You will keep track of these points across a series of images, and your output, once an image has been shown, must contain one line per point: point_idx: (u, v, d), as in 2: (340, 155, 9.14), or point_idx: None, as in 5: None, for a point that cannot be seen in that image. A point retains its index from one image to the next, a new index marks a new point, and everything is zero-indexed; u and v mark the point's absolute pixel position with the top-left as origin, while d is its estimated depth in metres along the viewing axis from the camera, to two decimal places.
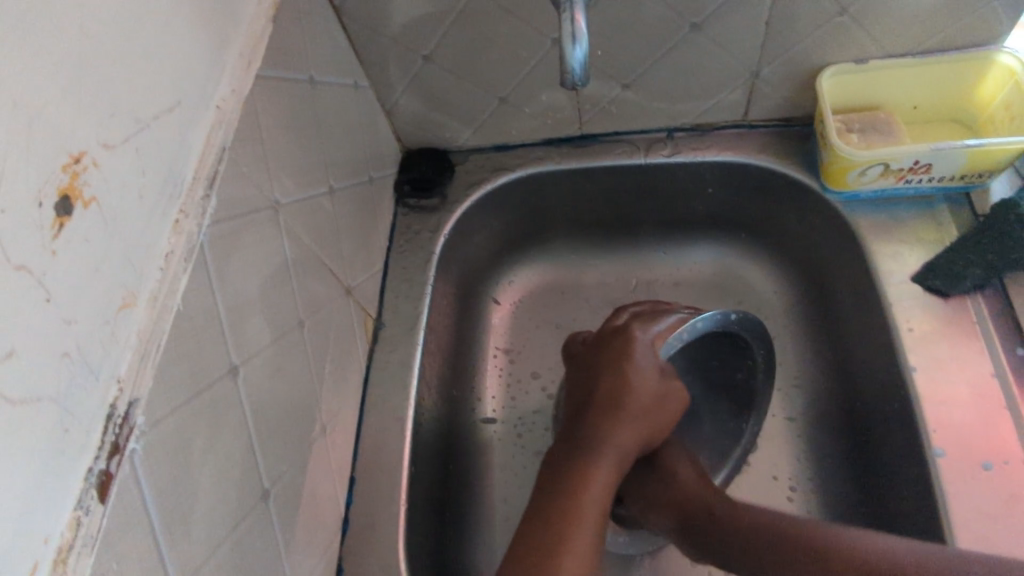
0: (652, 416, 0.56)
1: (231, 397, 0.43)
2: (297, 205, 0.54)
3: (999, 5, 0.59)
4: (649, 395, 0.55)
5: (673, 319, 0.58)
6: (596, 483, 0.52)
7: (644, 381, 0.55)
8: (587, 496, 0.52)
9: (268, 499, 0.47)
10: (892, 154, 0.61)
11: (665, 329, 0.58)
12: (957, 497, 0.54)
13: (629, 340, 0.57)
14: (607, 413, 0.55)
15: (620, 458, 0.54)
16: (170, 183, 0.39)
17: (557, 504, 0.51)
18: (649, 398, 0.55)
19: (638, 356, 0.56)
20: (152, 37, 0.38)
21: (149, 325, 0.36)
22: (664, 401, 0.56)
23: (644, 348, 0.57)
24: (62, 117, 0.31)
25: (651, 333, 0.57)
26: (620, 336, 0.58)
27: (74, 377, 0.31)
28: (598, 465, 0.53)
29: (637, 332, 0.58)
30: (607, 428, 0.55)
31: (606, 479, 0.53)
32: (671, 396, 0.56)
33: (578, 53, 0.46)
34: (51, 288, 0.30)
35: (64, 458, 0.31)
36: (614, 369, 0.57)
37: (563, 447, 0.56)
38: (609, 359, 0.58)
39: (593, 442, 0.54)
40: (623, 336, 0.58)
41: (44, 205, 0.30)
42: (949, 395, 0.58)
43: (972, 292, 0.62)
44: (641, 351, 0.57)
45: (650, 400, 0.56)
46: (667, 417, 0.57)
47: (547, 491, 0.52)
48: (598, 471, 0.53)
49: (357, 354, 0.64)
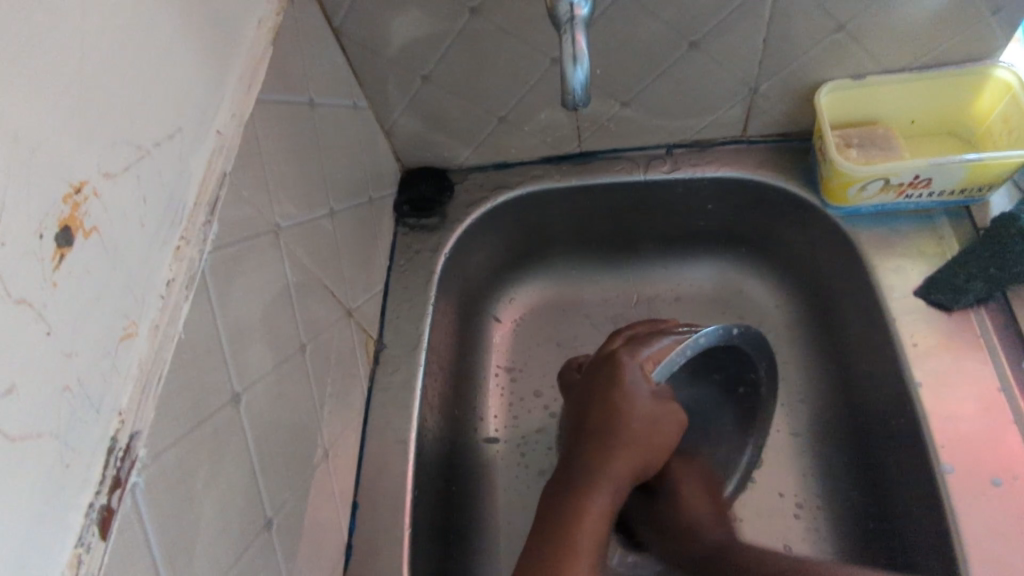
0: (647, 442, 0.55)
1: (233, 425, 0.42)
2: (298, 228, 0.54)
3: (995, 21, 0.59)
4: (641, 421, 0.55)
5: (667, 341, 0.57)
6: (592, 518, 0.52)
7: (636, 407, 0.55)
8: (582, 531, 0.51)
9: (271, 528, 0.46)
10: (892, 169, 0.62)
11: (656, 352, 0.57)
12: (966, 513, 0.53)
13: (617, 366, 0.57)
14: (600, 443, 0.55)
15: (616, 489, 0.54)
16: (172, 210, 0.39)
17: (551, 540, 0.51)
18: (643, 424, 0.55)
19: (627, 381, 0.56)
20: (153, 64, 0.38)
21: (151, 355, 0.36)
22: (657, 425, 0.55)
23: (634, 373, 0.56)
24: (62, 147, 0.31)
25: (638, 358, 0.57)
26: (608, 363, 0.58)
27: (75, 410, 0.31)
28: (592, 497, 0.53)
29: (624, 357, 0.57)
30: (600, 461, 0.54)
31: (601, 513, 0.52)
32: (664, 420, 0.55)
33: (580, 74, 0.47)
34: (52, 321, 0.30)
35: (64, 494, 0.30)
36: (604, 396, 0.56)
37: (559, 480, 0.55)
38: (599, 387, 0.57)
39: (587, 475, 0.54)
40: (610, 362, 0.57)
41: (44, 237, 0.30)
42: (955, 411, 0.58)
43: (975, 305, 0.62)
44: (631, 375, 0.56)
45: (643, 426, 0.55)
46: (665, 441, 0.56)
47: (542, 529, 0.52)
48: (593, 505, 0.52)
49: (359, 377, 0.64)
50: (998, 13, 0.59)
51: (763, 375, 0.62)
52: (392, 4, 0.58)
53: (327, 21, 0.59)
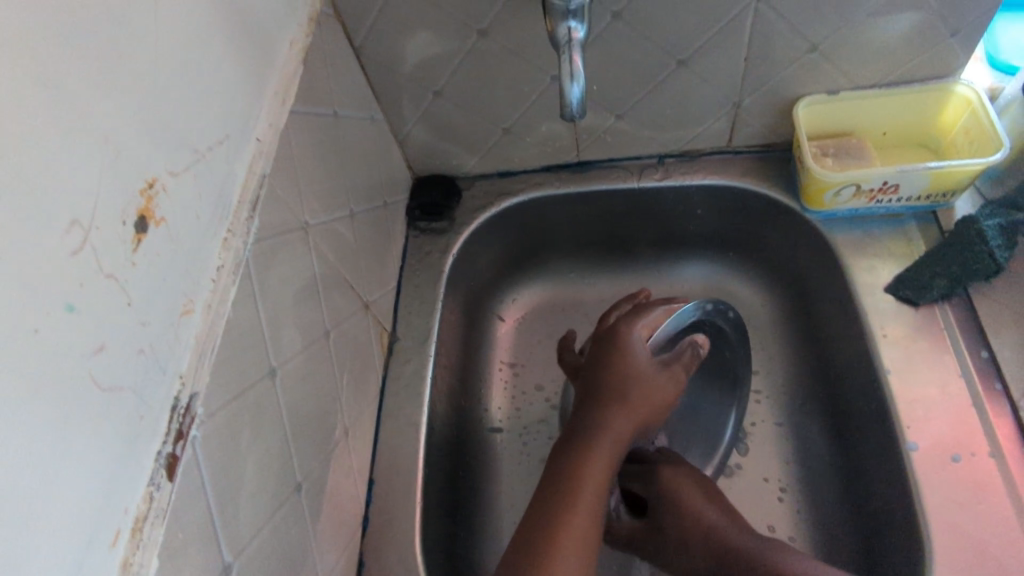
0: (647, 397, 0.60)
1: (270, 396, 0.48)
2: (323, 226, 0.60)
3: (953, 42, 0.66)
4: (645, 377, 0.60)
5: (659, 312, 0.64)
6: (600, 460, 0.56)
7: (639, 365, 0.61)
8: (592, 470, 0.55)
9: (300, 492, 0.51)
10: (863, 175, 0.67)
11: (652, 321, 0.63)
12: (928, 486, 0.58)
13: (619, 333, 0.63)
14: (607, 397, 0.60)
15: (622, 437, 0.58)
16: (221, 206, 0.45)
17: (563, 479, 0.55)
18: (647, 380, 0.60)
19: (629, 344, 0.62)
20: (207, 80, 0.44)
21: (206, 329, 0.41)
22: (654, 382, 0.60)
23: (634, 337, 0.62)
24: (139, 149, 0.37)
25: (635, 327, 0.63)
26: (609, 334, 0.64)
27: (147, 371, 0.36)
28: (601, 443, 0.57)
29: (623, 327, 0.63)
30: (608, 412, 0.59)
31: (609, 456, 0.56)
32: (661, 379, 0.61)
33: (576, 90, 0.52)
34: (131, 294, 0.36)
35: (140, 440, 0.36)
36: (610, 358, 0.62)
37: (569, 432, 0.59)
38: (605, 351, 0.63)
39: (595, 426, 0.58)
40: (611, 332, 0.64)
41: (127, 223, 0.35)
42: (921, 395, 0.63)
43: (940, 300, 0.67)
44: (632, 339, 0.62)
45: (647, 382, 0.60)
46: (666, 398, 0.61)
47: (554, 471, 0.56)
48: (601, 449, 0.57)
49: (375, 366, 0.69)
50: (955, 35, 0.65)
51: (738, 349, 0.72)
52: (407, 26, 0.64)
53: (349, 41, 0.65)
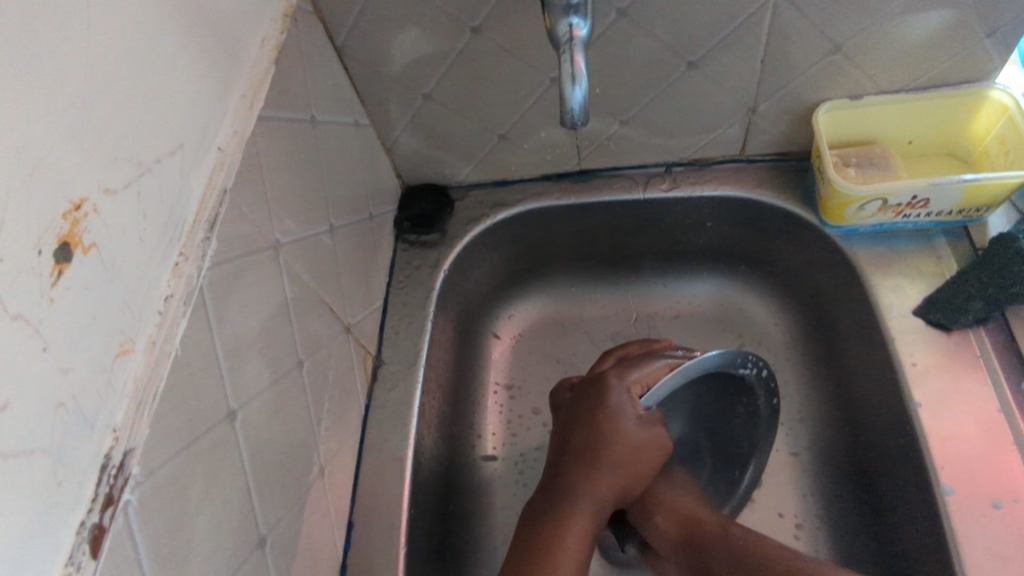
0: (632, 467, 0.55)
1: (227, 442, 0.42)
2: (297, 243, 0.54)
3: (990, 43, 0.60)
4: (627, 447, 0.54)
5: (658, 365, 0.56)
6: (569, 539, 0.52)
7: (621, 433, 0.54)
8: (560, 556, 0.52)
9: (265, 546, 0.46)
10: (890, 189, 0.62)
11: (645, 376, 0.56)
12: (966, 536, 0.53)
13: (604, 390, 0.56)
14: (583, 465, 0.55)
15: (594, 513, 0.54)
16: (170, 227, 0.39)
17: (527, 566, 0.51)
18: (629, 450, 0.54)
19: (613, 406, 0.55)
20: (156, 82, 0.38)
21: (147, 372, 0.36)
22: (642, 452, 0.55)
23: (620, 397, 0.55)
24: (63, 164, 0.31)
25: (626, 381, 0.56)
26: (596, 386, 0.57)
27: (69, 427, 0.31)
28: (571, 520, 0.53)
29: (612, 380, 0.57)
30: (589, 472, 0.55)
31: (579, 538, 0.53)
32: (650, 448, 0.55)
33: (578, 93, 0.47)
34: (48, 336, 0.30)
35: (55, 512, 0.30)
36: (590, 421, 0.56)
37: (541, 501, 0.55)
38: (586, 410, 0.57)
39: (567, 500, 0.54)
40: (599, 384, 0.57)
41: (43, 252, 0.30)
42: (955, 431, 0.57)
43: (974, 326, 0.62)
44: (617, 399, 0.55)
45: (628, 453, 0.55)
46: (649, 469, 0.56)
47: (520, 550, 0.53)
48: (571, 529, 0.53)
49: (357, 393, 0.63)
50: (993, 35, 0.59)
51: (763, 402, 0.60)
52: (394, 23, 0.58)
53: (330, 39, 0.60)
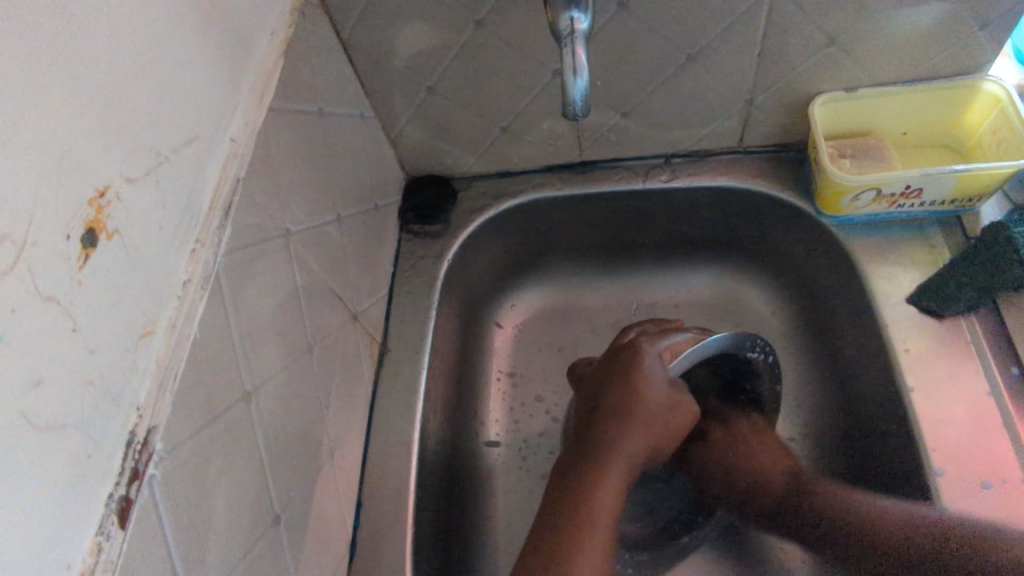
0: (661, 427, 0.57)
1: (242, 423, 0.44)
2: (307, 233, 0.56)
3: (983, 36, 0.61)
4: (658, 406, 0.56)
5: (681, 336, 0.58)
6: (606, 493, 0.53)
7: (655, 392, 0.56)
8: (597, 508, 0.53)
9: (278, 523, 0.47)
10: (885, 179, 0.63)
11: (674, 345, 0.58)
12: (957, 516, 0.54)
13: (638, 352, 0.58)
14: (615, 423, 0.56)
15: (629, 464, 0.55)
16: (188, 214, 0.41)
17: (569, 513, 0.52)
18: (662, 409, 0.57)
19: (649, 369, 0.57)
20: (174, 75, 0.39)
21: (167, 353, 0.37)
22: (672, 411, 0.57)
23: (654, 361, 0.57)
24: (88, 154, 0.33)
25: (658, 346, 0.58)
26: (629, 349, 0.58)
27: (97, 403, 0.32)
28: (609, 470, 0.54)
29: (645, 345, 0.58)
30: (622, 429, 0.56)
31: (616, 488, 0.54)
32: (678, 408, 0.58)
33: (580, 84, 0.48)
34: (77, 317, 0.31)
35: (85, 484, 0.32)
36: (626, 380, 0.57)
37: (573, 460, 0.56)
38: (622, 370, 0.58)
39: (603, 451, 0.55)
40: (631, 348, 0.58)
41: (71, 237, 0.31)
42: (946, 414, 0.59)
43: (966, 312, 0.63)
44: (650, 362, 0.57)
45: (661, 413, 0.57)
46: (672, 429, 0.58)
47: (559, 498, 0.54)
48: (611, 478, 0.54)
49: (364, 379, 0.65)
50: (986, 28, 0.61)
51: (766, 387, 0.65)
52: (399, 16, 0.60)
53: (337, 32, 0.61)
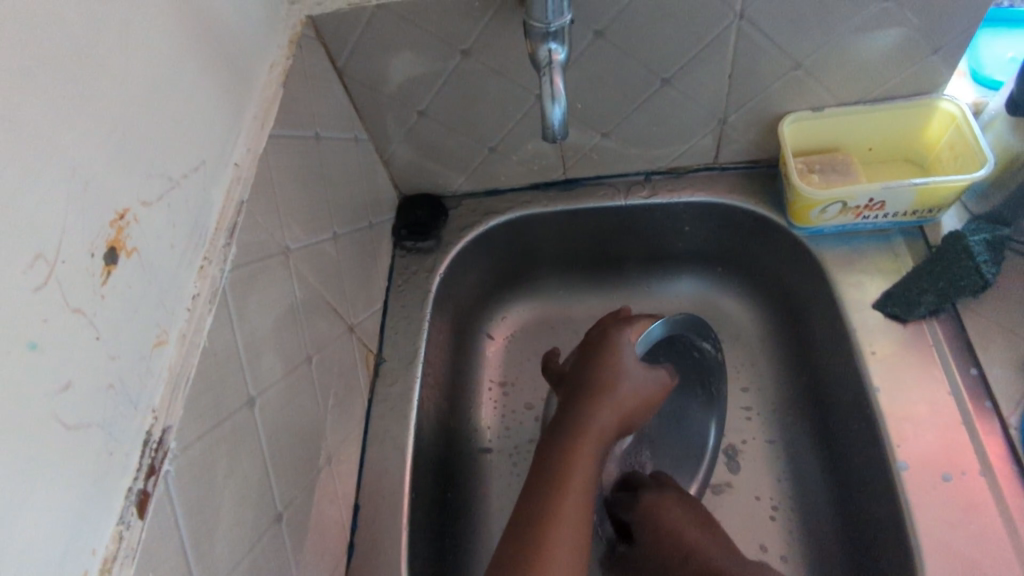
0: (638, 403, 0.60)
1: (247, 426, 0.47)
2: (305, 250, 0.59)
3: (936, 59, 0.66)
4: (633, 381, 0.60)
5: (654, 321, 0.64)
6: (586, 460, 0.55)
7: (626, 367, 0.60)
8: (577, 474, 0.54)
9: (281, 521, 0.50)
10: (849, 193, 0.67)
11: (645, 329, 0.64)
12: (919, 508, 0.58)
13: (609, 334, 0.63)
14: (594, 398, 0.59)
15: (605, 435, 0.57)
16: (196, 233, 0.44)
17: (545, 488, 0.53)
18: (633, 384, 0.60)
19: (620, 346, 0.61)
20: (183, 106, 0.43)
21: (179, 360, 0.41)
22: (646, 388, 0.60)
23: (624, 339, 0.62)
24: (109, 181, 0.36)
25: (630, 331, 0.63)
26: (603, 334, 0.63)
27: (117, 406, 0.36)
28: (585, 440, 0.56)
29: (618, 329, 0.63)
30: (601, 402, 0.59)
31: (592, 458, 0.55)
32: (653, 386, 0.61)
33: (558, 111, 0.53)
34: (100, 327, 0.35)
35: (108, 478, 0.35)
36: (599, 359, 0.61)
37: (554, 433, 0.58)
38: (595, 350, 0.62)
39: (579, 423, 0.57)
40: (606, 333, 0.63)
41: (95, 255, 0.35)
42: (909, 413, 0.62)
43: (928, 316, 0.67)
44: (622, 341, 0.62)
45: (636, 388, 0.60)
46: (649, 407, 0.61)
47: (536, 476, 0.54)
48: (586, 449, 0.56)
49: (360, 388, 0.68)
50: (938, 51, 0.65)
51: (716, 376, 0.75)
52: (390, 46, 0.64)
53: (332, 62, 0.65)
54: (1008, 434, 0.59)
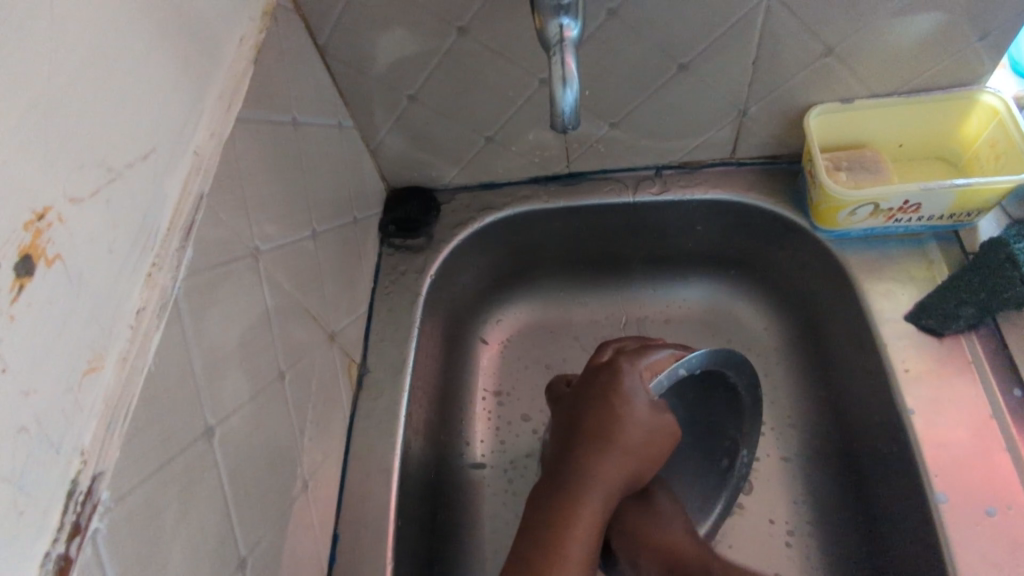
0: (644, 452, 0.53)
1: (204, 459, 0.40)
2: (278, 251, 0.52)
3: (982, 47, 0.60)
4: (639, 429, 0.53)
5: (663, 354, 0.56)
6: (582, 527, 0.50)
7: (632, 417, 0.53)
8: (572, 543, 0.49)
9: (245, 567, 0.44)
10: (882, 194, 0.61)
11: (653, 364, 0.55)
12: (960, 544, 0.52)
13: (616, 374, 0.55)
14: (593, 449, 0.53)
15: (604, 496, 0.52)
16: (144, 235, 0.37)
17: (537, 558, 0.48)
18: (641, 435, 0.53)
19: (626, 391, 0.54)
20: (128, 82, 0.36)
21: (117, 390, 0.34)
22: (654, 436, 0.53)
23: (632, 381, 0.54)
24: (25, 172, 0.29)
25: (637, 367, 0.55)
26: (606, 369, 0.56)
27: (32, 452, 0.29)
28: (582, 506, 0.51)
29: (623, 365, 0.55)
30: (600, 455, 0.53)
31: (592, 525, 0.50)
32: (662, 432, 0.54)
33: (569, 96, 0.45)
34: (9, 356, 0.28)
35: (17, 545, 0.28)
36: (602, 406, 0.54)
37: (549, 488, 0.53)
38: (598, 394, 0.55)
39: (575, 483, 0.52)
40: (609, 368, 0.56)
41: (2, 266, 0.28)
42: (948, 437, 0.57)
43: (965, 330, 0.62)
44: (630, 386, 0.54)
45: (642, 436, 0.53)
46: (658, 456, 0.54)
47: (526, 543, 0.50)
48: (582, 515, 0.51)
49: (341, 402, 0.62)
50: (984, 38, 0.59)
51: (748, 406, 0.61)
52: (378, 22, 0.57)
53: (312, 37, 0.58)
54: None
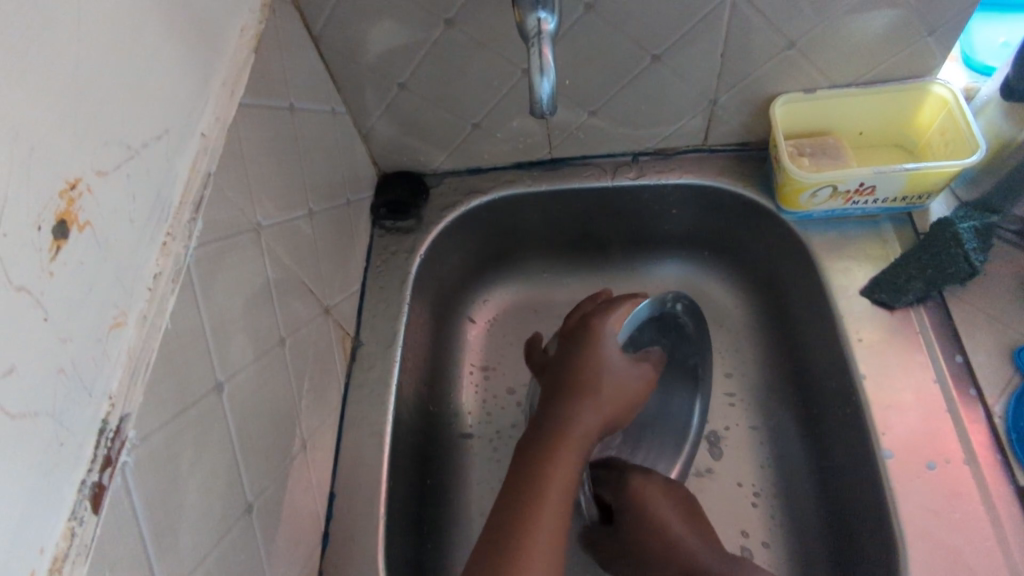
0: (619, 394, 0.59)
1: (214, 411, 0.44)
2: (278, 227, 0.56)
3: (932, 41, 0.64)
4: (611, 373, 0.59)
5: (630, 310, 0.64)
6: (567, 454, 0.55)
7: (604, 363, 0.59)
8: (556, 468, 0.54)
9: (251, 512, 0.48)
10: (839, 176, 0.66)
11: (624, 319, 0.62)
12: (902, 494, 0.58)
13: (592, 328, 0.61)
14: (571, 392, 0.58)
15: (581, 434, 0.56)
16: (159, 208, 0.41)
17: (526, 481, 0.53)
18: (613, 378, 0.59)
19: (600, 340, 0.60)
20: (144, 68, 0.40)
21: (138, 344, 0.38)
22: (625, 380, 0.60)
23: (607, 334, 0.61)
24: (59, 146, 0.33)
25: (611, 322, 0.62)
26: (583, 325, 0.62)
27: (68, 393, 0.33)
28: (566, 437, 0.55)
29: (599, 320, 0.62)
30: (576, 396, 0.58)
31: (574, 451, 0.55)
32: (631, 377, 0.60)
33: (547, 85, 0.49)
34: (49, 308, 0.32)
35: (58, 472, 0.32)
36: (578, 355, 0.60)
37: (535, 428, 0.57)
38: (575, 345, 0.61)
39: (555, 421, 0.57)
40: (586, 324, 0.62)
41: (42, 229, 0.32)
42: (896, 401, 0.62)
43: (914, 304, 0.66)
44: (604, 336, 0.61)
45: (614, 380, 0.59)
46: (630, 399, 0.60)
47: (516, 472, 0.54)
48: (565, 445, 0.55)
49: (336, 372, 0.66)
50: (934, 33, 0.63)
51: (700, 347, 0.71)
52: (369, 14, 0.60)
53: (307, 27, 0.61)
54: (991, 421, 0.59)
